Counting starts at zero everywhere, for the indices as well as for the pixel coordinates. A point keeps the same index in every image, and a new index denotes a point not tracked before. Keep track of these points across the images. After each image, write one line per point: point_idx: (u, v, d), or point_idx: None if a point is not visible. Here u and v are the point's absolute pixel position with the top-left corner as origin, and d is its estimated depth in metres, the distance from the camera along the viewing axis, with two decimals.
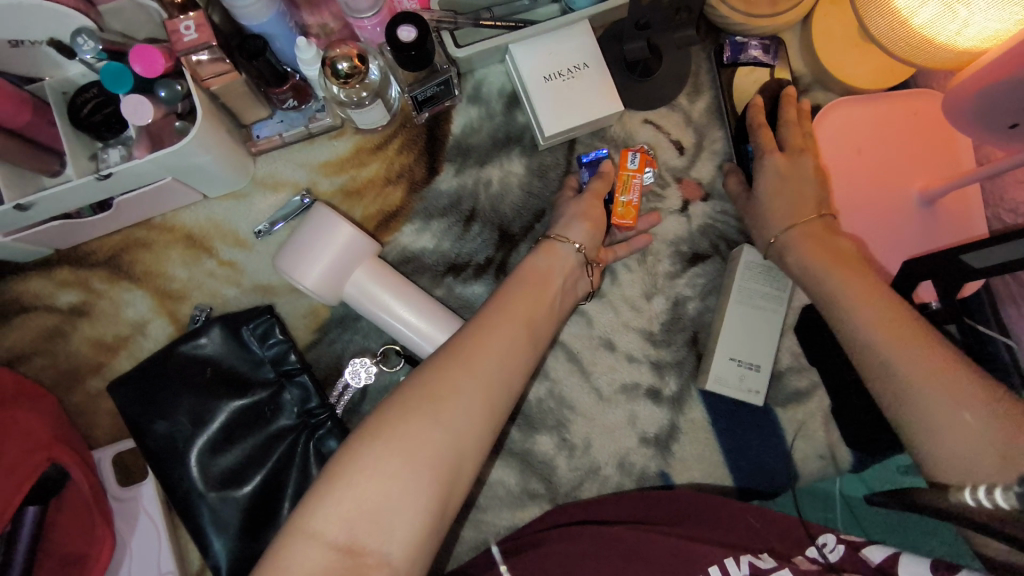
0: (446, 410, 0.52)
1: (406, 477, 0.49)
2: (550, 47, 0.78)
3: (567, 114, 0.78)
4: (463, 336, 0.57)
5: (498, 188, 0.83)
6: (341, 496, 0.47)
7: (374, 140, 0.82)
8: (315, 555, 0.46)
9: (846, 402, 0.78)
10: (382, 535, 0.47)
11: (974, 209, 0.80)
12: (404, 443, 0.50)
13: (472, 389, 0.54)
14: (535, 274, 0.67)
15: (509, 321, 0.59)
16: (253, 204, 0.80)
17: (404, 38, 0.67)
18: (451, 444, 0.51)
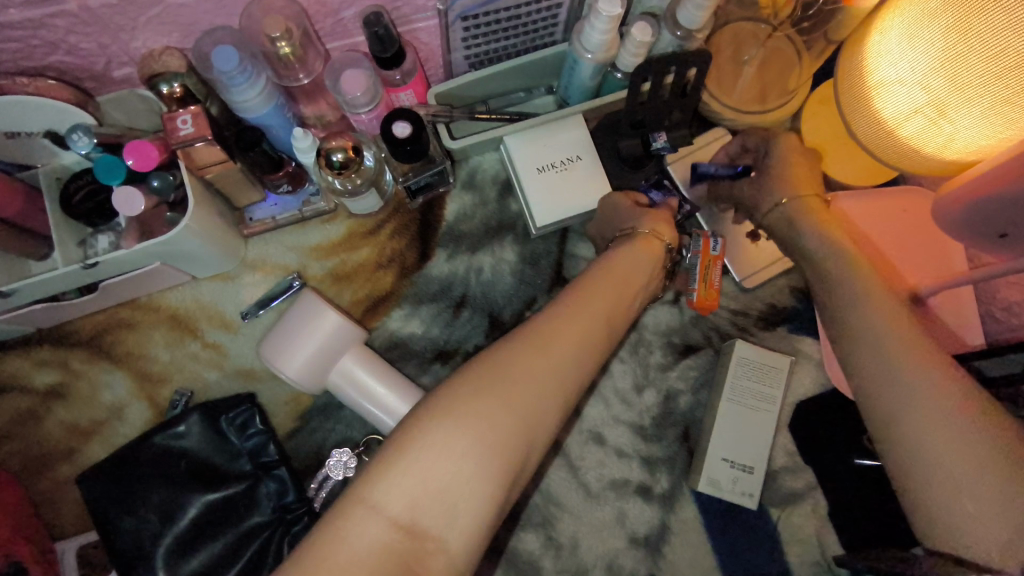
0: (529, 392, 0.50)
1: (459, 474, 0.45)
2: (542, 140, 0.79)
3: (559, 205, 0.79)
4: (525, 334, 0.54)
5: (489, 275, 0.82)
6: (400, 476, 0.44)
7: (368, 224, 0.82)
8: (372, 531, 0.42)
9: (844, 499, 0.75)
10: (444, 521, 0.44)
11: (968, 314, 0.79)
12: (467, 435, 0.46)
13: (556, 369, 0.52)
14: (628, 260, 0.67)
15: (590, 306, 0.58)
16: (241, 287, 0.80)
17: (399, 133, 0.68)
18: (530, 427, 0.49)
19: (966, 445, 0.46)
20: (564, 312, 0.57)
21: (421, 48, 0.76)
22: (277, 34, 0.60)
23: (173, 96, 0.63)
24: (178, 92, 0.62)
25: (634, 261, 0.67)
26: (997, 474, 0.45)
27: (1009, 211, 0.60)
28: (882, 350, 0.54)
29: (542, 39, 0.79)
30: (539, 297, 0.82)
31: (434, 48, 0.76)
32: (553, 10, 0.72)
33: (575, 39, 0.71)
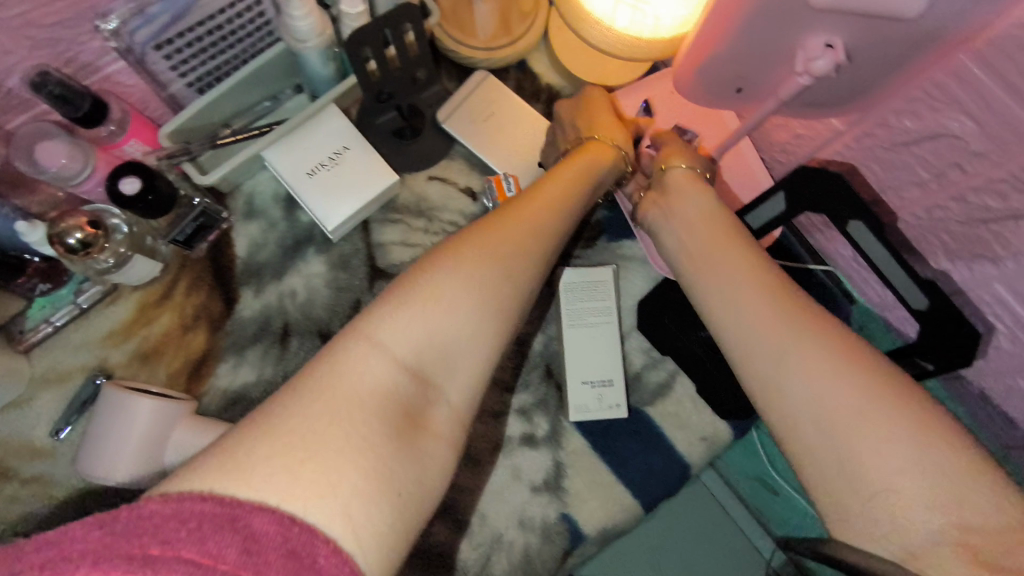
0: (518, 256, 0.52)
1: (423, 343, 0.45)
2: (303, 143, 0.75)
3: (344, 202, 0.76)
4: (517, 208, 0.55)
5: (305, 295, 0.78)
6: (408, 320, 0.45)
7: (157, 291, 0.76)
8: (382, 367, 0.43)
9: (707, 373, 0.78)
10: (444, 368, 0.46)
11: (752, 162, 0.83)
12: (466, 303, 0.47)
13: (537, 226, 0.55)
14: (589, 160, 0.65)
15: (563, 175, 0.62)
16: (40, 407, 0.72)
17: (128, 190, 0.63)
18: (513, 300, 0.50)
19: (887, 438, 0.42)
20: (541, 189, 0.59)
21: (129, 92, 0.69)
22: None
23: None
24: None
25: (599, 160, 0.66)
26: (913, 435, 0.41)
27: (735, 66, 0.62)
28: (776, 350, 0.47)
29: (263, 41, 0.73)
30: (363, 296, 0.79)
31: (145, 87, 0.70)
32: (252, 9, 0.67)
33: (284, 33, 0.67)
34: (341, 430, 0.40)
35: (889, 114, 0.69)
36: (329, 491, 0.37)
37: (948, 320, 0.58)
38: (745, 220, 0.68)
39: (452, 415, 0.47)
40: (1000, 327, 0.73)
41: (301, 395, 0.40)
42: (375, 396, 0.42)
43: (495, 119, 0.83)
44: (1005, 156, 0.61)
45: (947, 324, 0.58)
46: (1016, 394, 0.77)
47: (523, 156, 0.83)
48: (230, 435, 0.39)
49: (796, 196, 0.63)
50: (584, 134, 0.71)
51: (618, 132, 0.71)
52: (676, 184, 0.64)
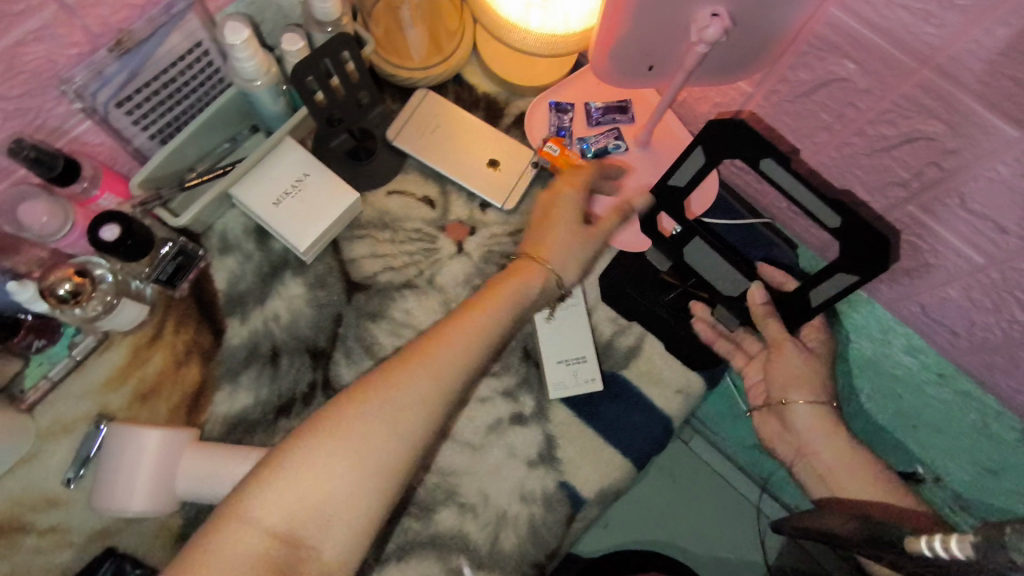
0: (401, 407, 0.57)
1: (269, 536, 0.52)
2: (265, 177, 0.81)
3: (311, 224, 0.81)
4: (410, 353, 0.60)
5: (288, 317, 0.83)
6: (278, 495, 0.52)
7: (147, 333, 0.80)
8: (252, 543, 0.51)
9: (673, 335, 0.86)
10: (317, 530, 0.53)
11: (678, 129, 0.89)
12: (339, 472, 0.54)
13: (425, 382, 0.59)
14: (512, 291, 0.67)
15: (459, 326, 0.62)
16: (49, 459, 0.75)
17: (108, 237, 0.68)
18: (403, 450, 0.57)
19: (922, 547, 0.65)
20: (441, 335, 0.61)
21: (99, 151, 0.75)
22: None
23: None
24: None
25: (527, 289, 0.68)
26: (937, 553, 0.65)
27: (640, 45, 0.70)
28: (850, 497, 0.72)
29: (216, 88, 0.80)
30: (343, 310, 0.85)
31: (113, 144, 0.76)
32: (201, 60, 0.74)
33: (233, 76, 0.74)
34: None
35: (786, 69, 0.77)
36: None
37: (860, 226, 0.63)
38: (673, 179, 0.75)
39: (330, 564, 0.54)
40: (922, 246, 0.81)
41: (191, 571, 0.49)
42: (246, 566, 0.50)
43: (439, 130, 0.89)
44: (888, 88, 0.69)
45: (860, 235, 0.64)
46: (950, 304, 0.83)
47: (471, 160, 0.89)
48: None
49: (710, 141, 0.68)
50: (528, 249, 0.73)
51: (561, 251, 0.72)
52: (804, 421, 0.78)
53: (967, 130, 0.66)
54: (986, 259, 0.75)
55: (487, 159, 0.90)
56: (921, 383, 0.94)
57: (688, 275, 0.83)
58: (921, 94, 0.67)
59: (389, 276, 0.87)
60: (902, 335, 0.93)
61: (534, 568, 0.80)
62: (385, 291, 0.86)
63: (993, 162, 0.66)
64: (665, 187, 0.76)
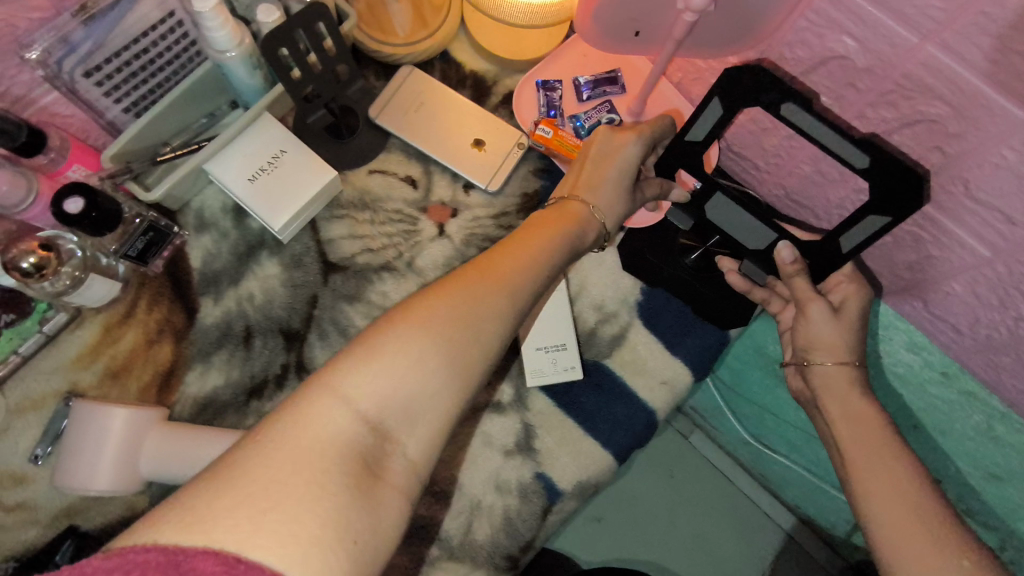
0: (482, 312, 0.53)
1: (357, 423, 0.45)
2: (241, 152, 0.79)
3: (287, 201, 0.79)
4: (482, 265, 0.56)
5: (263, 297, 0.81)
6: (375, 374, 0.47)
7: (119, 310, 0.79)
8: (342, 421, 0.45)
9: (706, 300, 0.83)
10: (405, 422, 0.48)
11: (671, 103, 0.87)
12: (431, 361, 0.49)
13: (505, 286, 0.55)
14: (547, 218, 0.66)
15: (525, 241, 0.61)
16: (18, 435, 0.74)
17: (72, 210, 0.66)
18: (481, 355, 0.52)
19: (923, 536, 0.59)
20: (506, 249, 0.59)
21: (69, 122, 0.74)
22: None
23: None
24: None
25: (576, 223, 0.67)
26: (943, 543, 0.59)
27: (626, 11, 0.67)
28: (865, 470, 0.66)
29: (192, 61, 0.77)
30: (320, 290, 0.83)
31: (84, 116, 0.74)
32: (175, 31, 0.72)
33: (207, 48, 0.72)
34: (298, 485, 0.41)
35: (783, 47, 0.73)
36: (312, 514, 0.40)
37: (892, 173, 0.60)
38: (691, 134, 0.71)
39: (411, 467, 0.48)
40: (925, 237, 0.76)
41: (276, 437, 0.42)
42: (337, 447, 0.44)
43: (423, 108, 0.87)
44: (888, 67, 0.65)
45: (893, 174, 0.60)
46: (953, 298, 0.79)
47: (455, 138, 0.86)
48: (194, 484, 0.40)
49: (731, 95, 0.65)
50: (564, 191, 0.72)
51: (604, 191, 0.72)
52: (825, 381, 0.74)
53: (972, 112, 0.62)
54: (991, 251, 0.71)
55: (473, 138, 0.87)
56: (925, 380, 0.89)
57: (709, 235, 0.80)
58: (923, 72, 0.63)
59: (368, 257, 0.84)
60: (903, 330, 0.89)
61: (508, 560, 0.78)
62: (364, 273, 0.84)
63: (999, 146, 0.62)
64: (684, 142, 0.73)
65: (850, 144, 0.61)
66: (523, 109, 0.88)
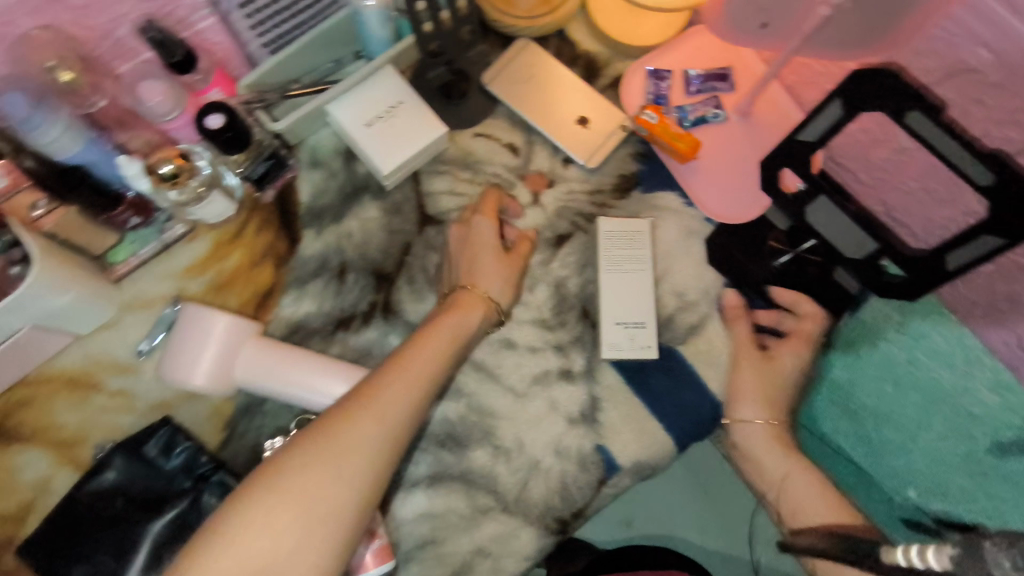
0: (342, 461, 0.56)
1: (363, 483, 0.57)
2: (363, 98, 0.83)
3: (398, 149, 0.83)
4: (355, 406, 0.60)
5: (360, 237, 0.86)
6: (238, 536, 0.52)
7: (231, 230, 0.84)
8: None
9: (788, 303, 0.84)
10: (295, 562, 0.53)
11: (780, 105, 0.88)
12: (293, 515, 0.53)
13: (368, 433, 0.58)
14: (448, 329, 0.71)
15: (381, 391, 0.61)
16: (126, 329, 0.81)
17: (212, 125, 0.72)
18: (349, 497, 0.56)
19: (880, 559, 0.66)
20: (367, 403, 0.60)
21: (215, 48, 0.79)
22: (52, 63, 0.65)
23: None
24: None
25: (428, 361, 0.66)
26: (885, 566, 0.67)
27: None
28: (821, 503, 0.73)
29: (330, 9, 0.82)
30: (414, 239, 0.86)
31: (229, 44, 0.79)
32: None
33: None
34: None
35: (911, 58, 0.73)
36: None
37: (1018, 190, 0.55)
38: (803, 134, 0.71)
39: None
40: None
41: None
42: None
43: (535, 79, 0.89)
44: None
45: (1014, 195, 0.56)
46: None
47: (562, 112, 0.89)
48: None
49: (853, 97, 0.63)
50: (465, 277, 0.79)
51: (496, 282, 0.78)
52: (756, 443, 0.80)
53: None
54: None
55: (578, 115, 0.89)
56: (970, 415, 0.76)
57: (802, 240, 0.80)
58: None
59: (462, 215, 0.88)
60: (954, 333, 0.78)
61: (558, 523, 0.79)
62: None
63: None
64: (793, 141, 0.72)
65: (977, 162, 0.57)
66: (630, 95, 0.90)
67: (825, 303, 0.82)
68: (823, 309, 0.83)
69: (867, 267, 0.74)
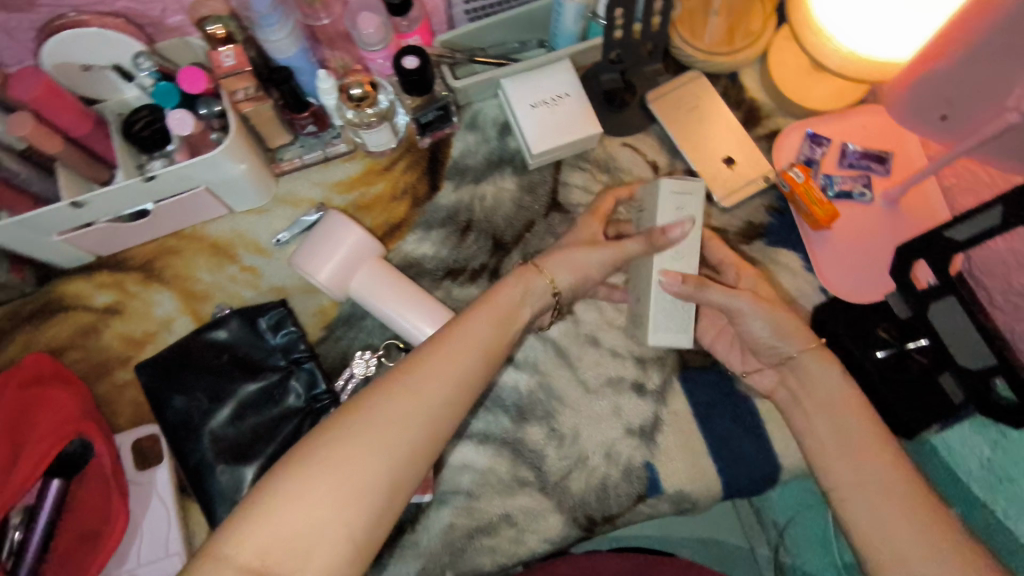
0: (378, 441, 0.57)
1: (394, 468, 0.57)
2: (536, 81, 0.89)
3: (552, 135, 0.89)
4: (395, 387, 0.59)
5: (492, 202, 0.92)
6: (273, 508, 0.53)
7: (383, 162, 0.93)
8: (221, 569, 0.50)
9: (882, 401, 0.81)
10: (324, 540, 0.53)
11: (931, 202, 0.88)
12: (324, 492, 0.54)
13: (409, 419, 0.58)
14: (506, 305, 0.69)
15: (422, 375, 0.61)
16: (273, 217, 0.91)
17: (408, 65, 0.79)
18: (386, 478, 0.56)
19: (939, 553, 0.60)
20: (409, 387, 0.60)
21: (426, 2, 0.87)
22: None
23: (217, 36, 0.75)
24: (220, 32, 0.74)
25: (482, 328, 0.66)
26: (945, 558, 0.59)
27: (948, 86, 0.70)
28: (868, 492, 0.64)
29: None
30: (538, 220, 0.92)
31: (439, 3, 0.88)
32: None
33: None
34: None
35: None
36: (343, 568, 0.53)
37: None
38: (953, 230, 0.70)
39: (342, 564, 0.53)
40: None
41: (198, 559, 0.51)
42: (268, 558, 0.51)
43: (696, 110, 0.92)
44: None
45: None
46: None
47: (712, 147, 0.91)
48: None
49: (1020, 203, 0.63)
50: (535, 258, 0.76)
51: (562, 262, 0.74)
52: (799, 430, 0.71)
53: None
54: None
55: (726, 155, 0.91)
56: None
57: (915, 334, 0.79)
58: None
59: None
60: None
61: (587, 521, 0.81)
62: None
63: None
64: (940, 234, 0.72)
65: None
66: (785, 149, 0.92)
67: (926, 408, 0.79)
68: (921, 415, 0.80)
69: (975, 381, 0.71)
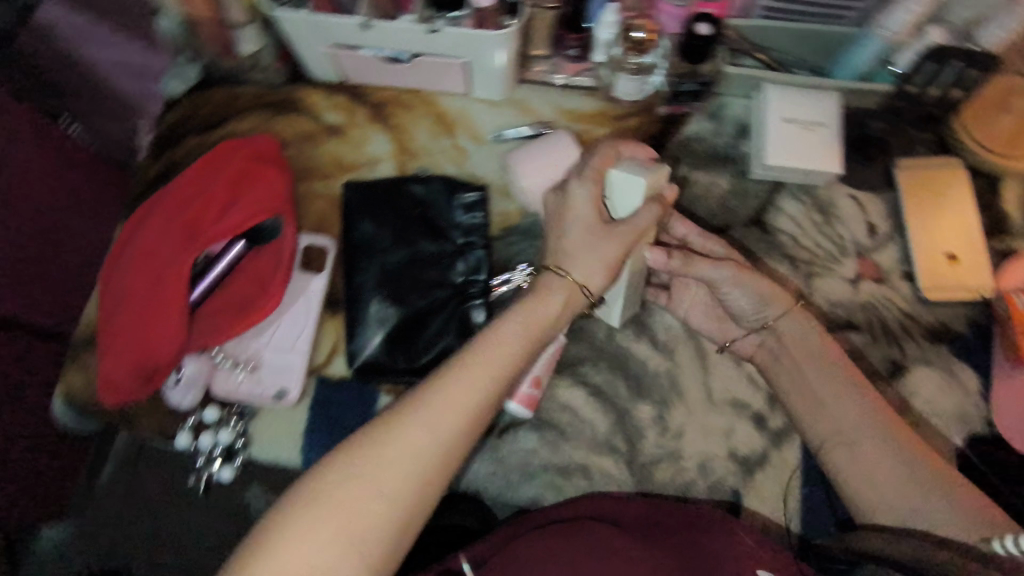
0: (387, 470, 0.51)
1: (399, 506, 0.51)
2: (801, 99, 0.87)
3: (790, 155, 0.87)
4: (398, 416, 0.54)
5: (700, 191, 0.93)
6: (283, 552, 0.47)
7: (617, 111, 0.94)
8: None
9: None
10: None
11: None
12: (331, 528, 0.49)
13: (419, 441, 0.53)
14: (536, 321, 0.63)
15: (435, 407, 0.54)
16: (501, 114, 0.95)
17: (700, 30, 0.80)
18: (394, 511, 0.51)
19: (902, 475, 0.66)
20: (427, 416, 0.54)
21: None
22: None
23: None
24: None
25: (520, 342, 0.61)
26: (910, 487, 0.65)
27: None
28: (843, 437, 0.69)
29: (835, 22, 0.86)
30: (735, 226, 0.91)
31: None
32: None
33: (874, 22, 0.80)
34: None
35: None
36: None
37: None
38: None
39: None
40: None
41: None
42: None
43: (942, 197, 0.87)
44: None
45: None
46: None
47: (940, 238, 0.87)
48: None
49: None
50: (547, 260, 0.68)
51: (589, 258, 0.67)
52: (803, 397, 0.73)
53: None
54: None
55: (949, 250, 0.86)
56: None
57: None
58: None
59: (786, 241, 0.90)
60: None
61: None
62: (774, 247, 0.90)
63: None
64: None
65: None
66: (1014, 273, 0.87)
67: None
68: None
69: None
